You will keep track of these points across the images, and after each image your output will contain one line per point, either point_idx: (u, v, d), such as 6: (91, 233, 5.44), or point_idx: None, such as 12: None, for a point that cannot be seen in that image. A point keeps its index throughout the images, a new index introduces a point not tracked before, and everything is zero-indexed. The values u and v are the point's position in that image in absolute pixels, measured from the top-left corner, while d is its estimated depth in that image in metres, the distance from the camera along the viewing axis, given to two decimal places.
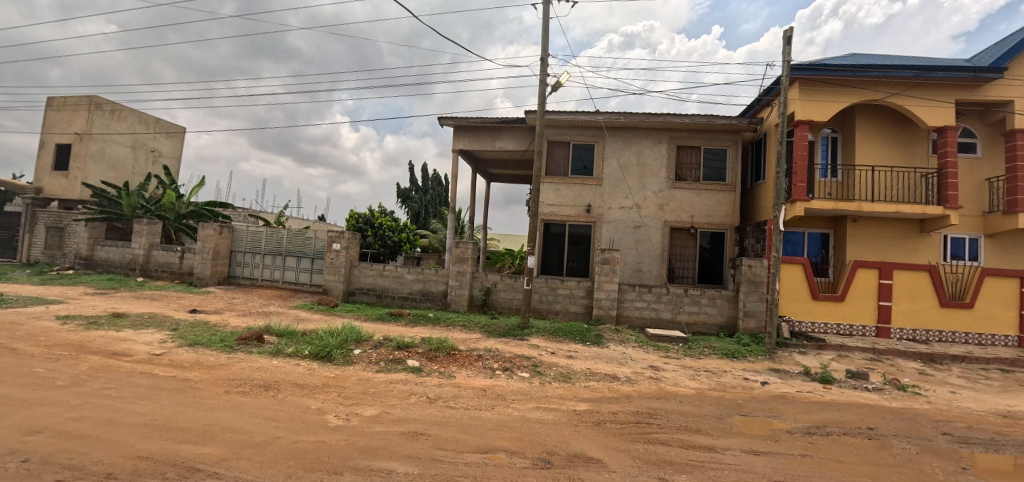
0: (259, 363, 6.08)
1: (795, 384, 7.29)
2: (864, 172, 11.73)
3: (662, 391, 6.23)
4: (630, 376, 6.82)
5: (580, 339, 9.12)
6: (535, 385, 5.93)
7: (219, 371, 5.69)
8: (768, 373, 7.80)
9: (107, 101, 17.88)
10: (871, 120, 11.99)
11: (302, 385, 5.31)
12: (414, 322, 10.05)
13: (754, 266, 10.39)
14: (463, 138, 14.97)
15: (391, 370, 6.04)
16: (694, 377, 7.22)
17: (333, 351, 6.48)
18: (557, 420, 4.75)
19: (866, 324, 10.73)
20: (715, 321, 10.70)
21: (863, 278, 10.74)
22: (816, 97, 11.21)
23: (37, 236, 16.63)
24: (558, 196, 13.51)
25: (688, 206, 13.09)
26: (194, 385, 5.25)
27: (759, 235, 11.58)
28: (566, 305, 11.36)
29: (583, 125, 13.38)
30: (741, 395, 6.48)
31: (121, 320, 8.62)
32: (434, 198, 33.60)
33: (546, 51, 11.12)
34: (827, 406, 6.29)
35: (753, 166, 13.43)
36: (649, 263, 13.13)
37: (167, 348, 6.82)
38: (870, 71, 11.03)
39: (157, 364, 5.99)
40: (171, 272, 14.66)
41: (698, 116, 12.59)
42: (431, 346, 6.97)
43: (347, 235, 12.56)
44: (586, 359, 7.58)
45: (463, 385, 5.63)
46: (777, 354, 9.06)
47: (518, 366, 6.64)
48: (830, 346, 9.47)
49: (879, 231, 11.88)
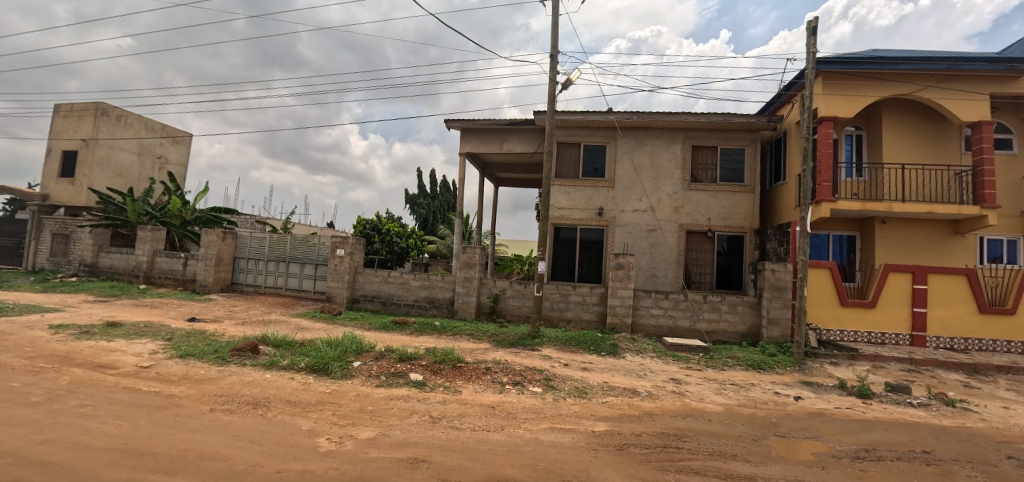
0: (251, 377, 5.66)
1: (832, 400, 6.67)
2: (893, 171, 11.09)
3: (687, 408, 5.69)
4: (651, 391, 6.28)
5: (594, 348, 8.61)
6: (548, 401, 5.42)
7: (208, 387, 5.29)
8: (800, 387, 7.21)
9: (113, 107, 17.84)
10: (899, 116, 11.37)
11: (295, 403, 4.87)
12: (420, 331, 9.60)
13: (777, 270, 9.76)
14: (471, 140, 14.59)
15: (392, 385, 5.58)
16: (720, 391, 6.66)
17: (330, 363, 6.03)
18: (574, 443, 4.23)
19: (900, 332, 10.06)
20: (736, 329, 10.11)
21: (895, 283, 10.08)
22: (840, 92, 10.63)
23: (43, 243, 16.61)
24: (568, 199, 13.03)
25: (704, 208, 12.53)
26: (178, 402, 4.83)
27: (782, 238, 10.96)
28: (578, 313, 10.84)
29: (593, 125, 12.93)
30: (774, 413, 5.90)
31: (115, 330, 8.29)
32: (443, 203, 33.28)
33: (555, 48, 10.74)
34: (872, 425, 5.67)
35: (773, 166, 12.86)
36: (664, 267, 12.56)
37: (157, 360, 6.43)
38: (898, 64, 10.46)
39: (142, 378, 5.60)
40: (174, 279, 14.41)
41: (714, 115, 12.06)
42: (436, 358, 6.49)
43: (351, 240, 12.21)
44: (602, 372, 7.06)
45: (469, 402, 5.15)
46: (807, 365, 8.42)
47: (529, 379, 6.14)
48: (864, 356, 8.81)
49: (911, 233, 11.20)
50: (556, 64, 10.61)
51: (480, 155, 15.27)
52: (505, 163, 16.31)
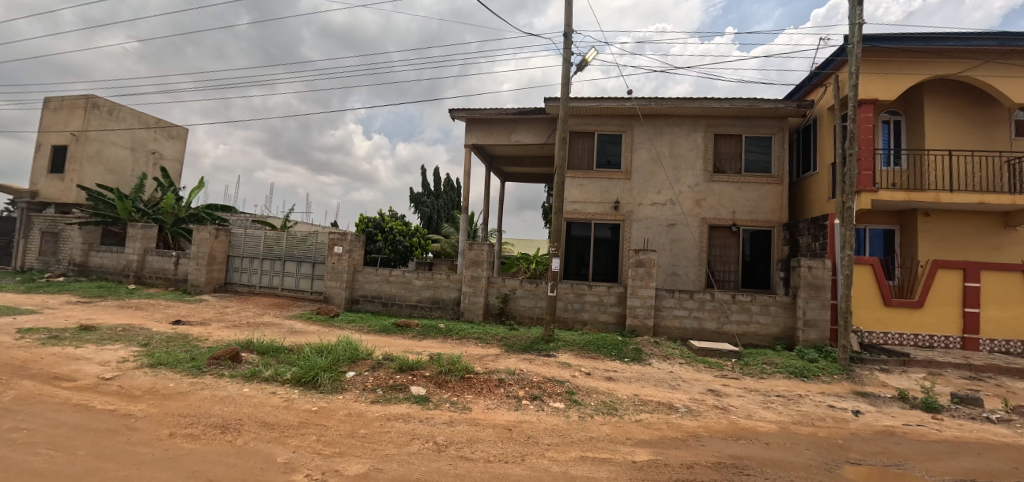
0: (226, 391, 4.86)
1: (896, 415, 5.78)
2: (937, 158, 10.16)
3: (736, 428, 4.82)
4: (690, 406, 5.41)
5: (616, 354, 7.76)
6: (573, 420, 4.58)
7: (173, 404, 4.51)
8: (856, 399, 6.32)
9: (104, 100, 17.19)
10: (942, 99, 10.42)
11: (272, 425, 4.06)
12: (423, 335, 8.78)
13: (815, 267, 8.84)
14: (476, 131, 13.78)
15: (390, 401, 4.76)
16: (767, 405, 5.79)
17: (319, 375, 5.22)
18: (614, 480, 3.38)
19: (950, 335, 9.14)
20: (768, 332, 9.23)
21: (945, 280, 9.15)
22: (881, 72, 9.70)
23: (32, 241, 15.97)
24: (582, 192, 12.18)
25: (728, 201, 11.65)
26: (133, 425, 4.06)
27: (816, 232, 10.03)
28: (594, 314, 10.00)
29: (608, 113, 12.08)
30: (837, 433, 5.01)
31: (88, 334, 7.55)
32: (447, 202, 32.51)
33: (569, 27, 9.92)
34: (958, 448, 4.77)
35: (802, 156, 11.93)
36: (685, 265, 11.69)
37: (123, 370, 5.64)
38: (944, 42, 9.56)
39: (100, 393, 4.81)
40: (166, 279, 13.69)
41: (740, 100, 11.13)
42: (442, 368, 5.64)
43: (350, 237, 11.42)
44: (630, 382, 6.20)
45: (481, 423, 4.31)
46: (855, 373, 7.52)
47: (549, 393, 5.29)
48: (916, 362, 7.91)
49: (957, 227, 10.25)
50: (570, 44, 9.78)
51: (486, 147, 14.44)
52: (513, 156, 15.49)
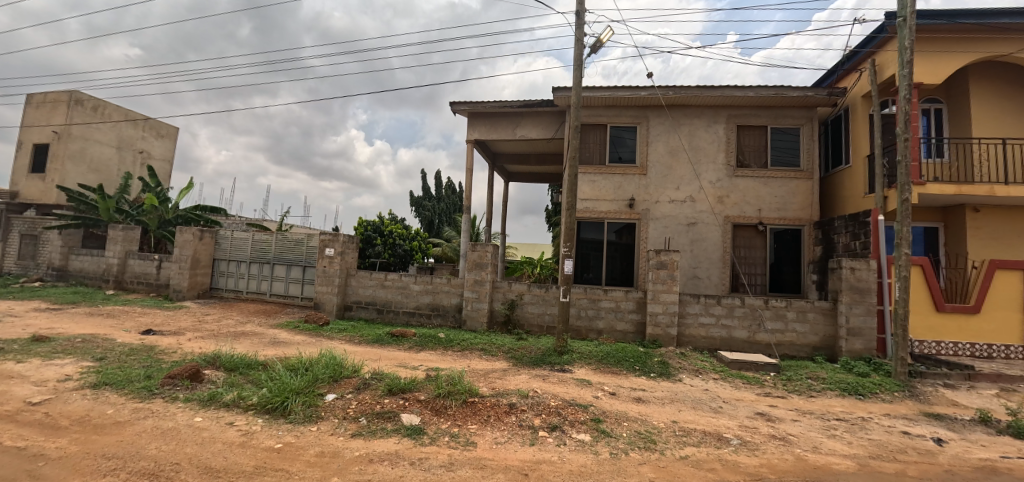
0: (171, 422, 3.92)
1: (989, 445, 4.78)
2: (986, 148, 9.22)
3: (808, 467, 3.84)
4: (742, 436, 4.44)
5: (640, 368, 6.81)
6: (605, 460, 3.62)
7: (103, 440, 3.59)
8: (932, 424, 5.32)
9: (88, 96, 16.43)
10: (990, 85, 9.49)
11: (219, 472, 3.11)
12: (420, 346, 7.84)
13: (858, 269, 7.88)
14: (480, 126, 12.91)
15: (375, 434, 3.81)
16: (830, 432, 4.81)
17: (290, 399, 4.28)
18: None
19: (1010, 344, 8.14)
20: (807, 341, 8.25)
21: (1003, 283, 8.17)
22: (926, 52, 8.79)
23: (9, 244, 15.12)
24: (593, 189, 11.26)
25: (754, 198, 10.72)
26: (34, 472, 3.11)
27: (852, 230, 9.07)
28: (611, 322, 9.05)
29: (622, 103, 11.22)
30: (931, 471, 4.01)
31: (40, 346, 6.64)
32: (449, 206, 31.70)
33: (581, 6, 9.07)
34: None
35: (833, 149, 11.00)
36: (708, 268, 10.74)
37: (58, 392, 4.71)
38: (999, 17, 8.62)
39: (16, 424, 3.88)
40: (147, 285, 12.80)
41: (765, 87, 10.23)
42: (438, 390, 4.67)
43: (343, 238, 10.47)
44: (663, 404, 5.25)
45: (488, 466, 3.36)
46: (917, 390, 6.52)
47: (571, 422, 4.32)
48: (984, 376, 6.89)
49: (1010, 223, 9.28)
50: (582, 25, 8.91)
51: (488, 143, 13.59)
52: (518, 152, 14.63)
